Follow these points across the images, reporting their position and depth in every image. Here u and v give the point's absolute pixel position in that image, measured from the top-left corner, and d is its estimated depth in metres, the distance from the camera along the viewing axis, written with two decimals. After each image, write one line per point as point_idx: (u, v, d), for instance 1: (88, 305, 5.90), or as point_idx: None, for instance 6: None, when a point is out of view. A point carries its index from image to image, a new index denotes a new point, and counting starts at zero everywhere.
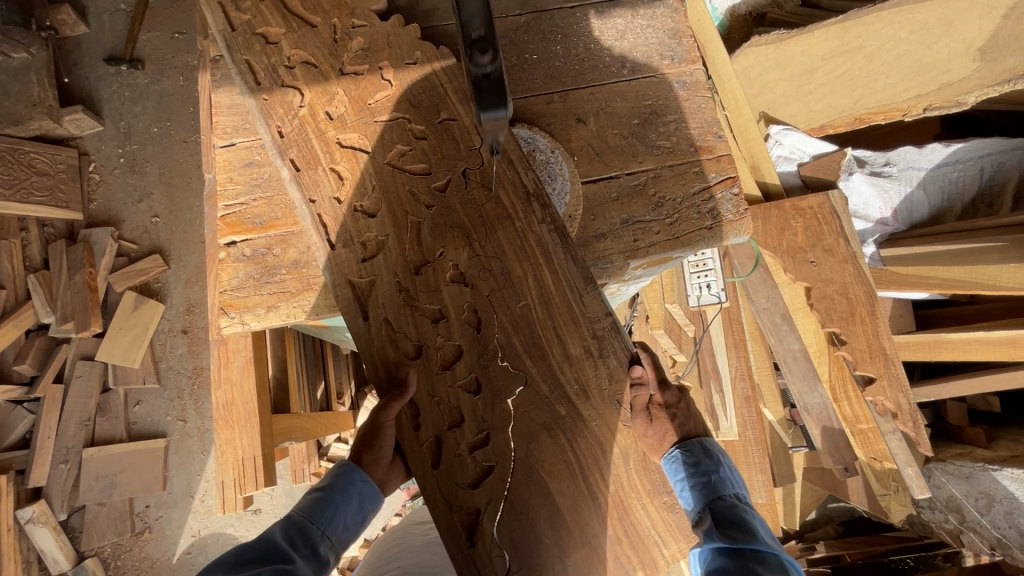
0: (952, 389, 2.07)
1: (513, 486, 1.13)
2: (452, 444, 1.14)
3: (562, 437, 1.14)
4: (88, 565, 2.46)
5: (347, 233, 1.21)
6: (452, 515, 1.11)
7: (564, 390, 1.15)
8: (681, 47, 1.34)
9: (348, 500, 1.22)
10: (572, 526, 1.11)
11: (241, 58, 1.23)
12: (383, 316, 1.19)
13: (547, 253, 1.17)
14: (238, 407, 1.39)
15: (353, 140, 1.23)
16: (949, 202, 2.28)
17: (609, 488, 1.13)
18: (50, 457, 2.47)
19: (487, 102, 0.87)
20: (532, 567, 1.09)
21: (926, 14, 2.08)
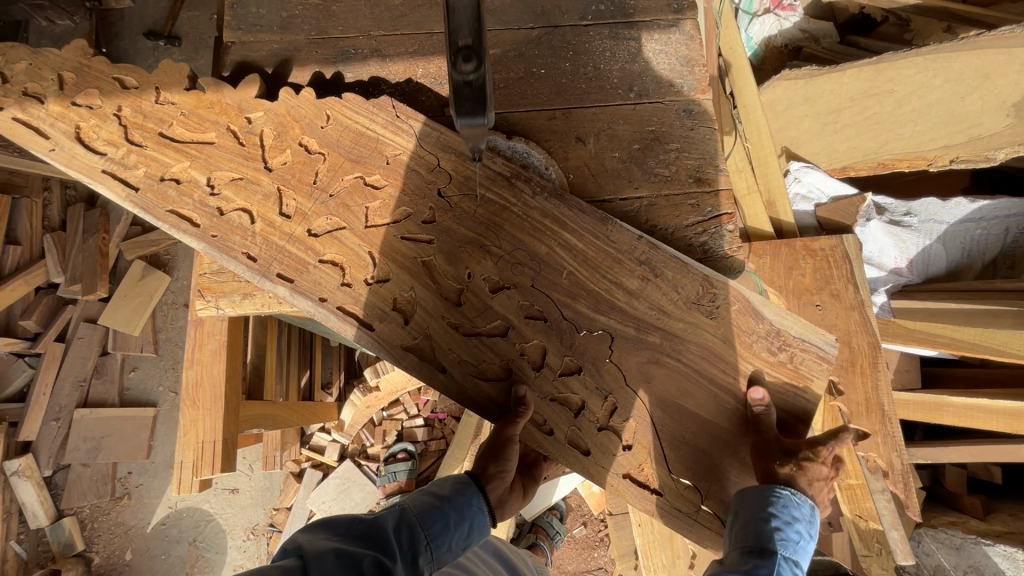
0: (951, 454, 1.99)
1: (659, 425, 1.24)
2: (589, 420, 1.26)
3: (671, 361, 1.24)
4: (66, 524, 2.51)
5: (376, 309, 1.28)
6: (630, 477, 1.26)
7: (646, 322, 1.24)
8: (692, 76, 1.32)
9: (459, 521, 1.16)
10: (724, 434, 1.23)
11: (164, 212, 1.30)
12: (456, 358, 1.27)
13: (558, 219, 1.25)
14: (206, 389, 1.41)
15: (324, 226, 1.30)
16: (968, 259, 2.19)
17: (730, 379, 1.22)
18: (42, 414, 2.52)
19: (466, 108, 0.93)
20: (712, 480, 1.23)
21: (964, 63, 2.06)
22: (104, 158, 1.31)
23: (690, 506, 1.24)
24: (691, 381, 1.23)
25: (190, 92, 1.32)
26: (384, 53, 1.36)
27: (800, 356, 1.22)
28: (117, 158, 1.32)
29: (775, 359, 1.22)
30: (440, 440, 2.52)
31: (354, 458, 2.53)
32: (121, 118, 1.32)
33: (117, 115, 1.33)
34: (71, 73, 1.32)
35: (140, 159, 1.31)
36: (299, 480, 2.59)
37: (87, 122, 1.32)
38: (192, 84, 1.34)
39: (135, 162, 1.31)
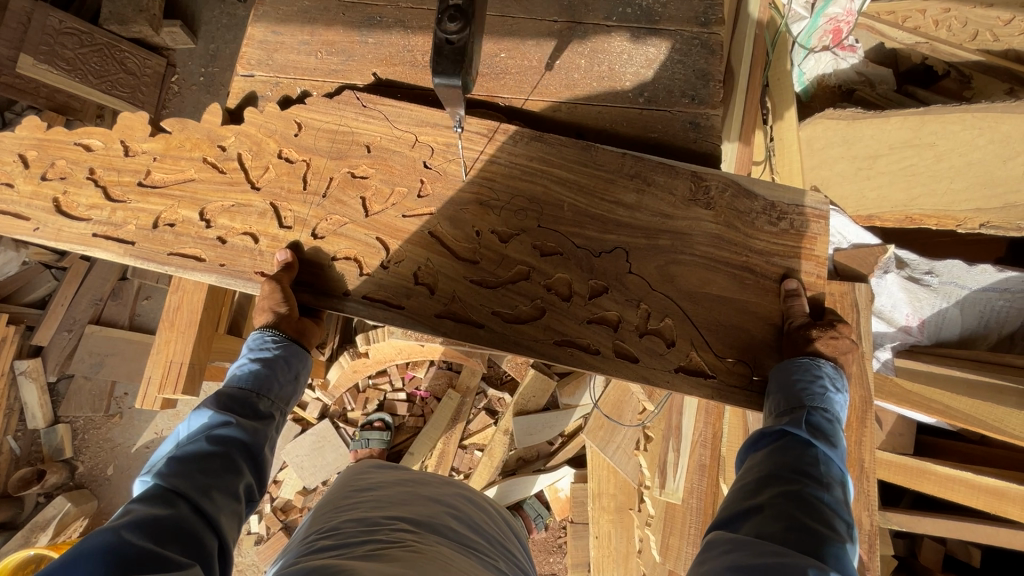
0: (928, 526, 1.91)
1: (691, 316, 1.27)
2: (630, 329, 1.28)
3: (683, 259, 1.28)
4: (59, 429, 2.65)
5: (397, 289, 1.32)
6: (684, 371, 1.26)
7: (650, 228, 1.29)
8: (706, 89, 1.31)
9: (274, 364, 1.31)
10: (748, 312, 1.27)
11: (166, 256, 1.38)
12: (490, 311, 1.30)
13: (544, 158, 1.31)
14: (184, 313, 1.48)
15: (328, 226, 1.37)
16: (985, 329, 2.08)
17: (737, 262, 1.27)
18: (57, 323, 2.69)
19: (443, 66, 0.95)
20: (757, 354, 1.26)
21: (1013, 126, 1.96)
22: (89, 223, 1.41)
23: (746, 381, 1.25)
24: (709, 272, 1.27)
25: (157, 137, 1.42)
26: (407, 24, 1.43)
27: (798, 220, 1.29)
28: (105, 219, 1.41)
29: (778, 229, 1.29)
30: (418, 417, 2.57)
31: (333, 419, 2.57)
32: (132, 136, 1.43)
33: (91, 179, 1.43)
34: (33, 149, 1.44)
35: (127, 215, 1.41)
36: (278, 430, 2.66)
37: (64, 194, 1.43)
38: (156, 130, 1.44)
39: (122, 218, 1.41)
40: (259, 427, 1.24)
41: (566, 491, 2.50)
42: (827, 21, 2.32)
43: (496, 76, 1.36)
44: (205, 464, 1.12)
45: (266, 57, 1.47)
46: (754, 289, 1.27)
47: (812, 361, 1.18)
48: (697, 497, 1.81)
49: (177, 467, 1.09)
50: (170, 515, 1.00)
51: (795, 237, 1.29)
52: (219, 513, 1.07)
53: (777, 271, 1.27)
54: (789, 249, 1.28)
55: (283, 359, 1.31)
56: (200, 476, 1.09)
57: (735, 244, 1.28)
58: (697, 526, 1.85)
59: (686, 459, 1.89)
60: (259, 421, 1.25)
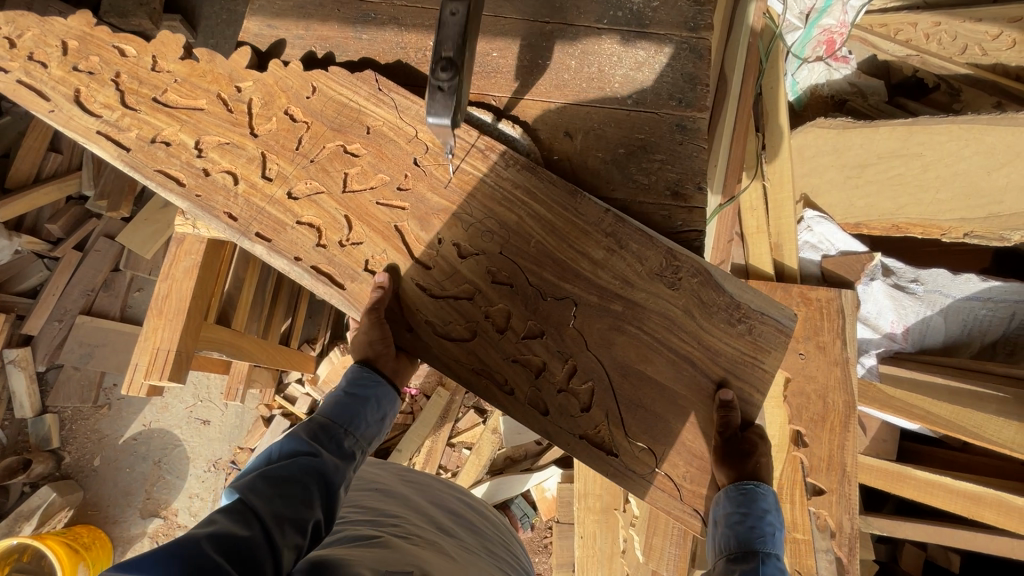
0: (907, 531, 1.93)
1: (616, 387, 1.25)
2: (549, 383, 1.28)
3: (631, 328, 1.25)
4: (47, 419, 2.65)
5: (348, 270, 1.35)
6: (587, 438, 1.27)
7: (609, 290, 1.26)
8: (693, 93, 1.33)
9: (367, 401, 1.30)
10: (680, 399, 1.23)
11: (152, 172, 1.42)
12: (425, 319, 1.32)
13: (529, 190, 1.30)
14: (172, 301, 1.49)
15: (302, 190, 1.39)
16: (967, 337, 2.11)
17: (689, 347, 1.23)
18: (47, 313, 2.67)
19: (433, 108, 0.98)
20: (667, 444, 1.24)
21: (999, 137, 2.00)
22: (100, 121, 1.45)
23: (644, 468, 1.25)
24: (653, 348, 1.24)
25: (184, 61, 1.45)
26: (401, 22, 1.45)
27: (761, 330, 1.23)
28: (111, 121, 1.45)
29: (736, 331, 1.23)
30: (407, 414, 2.59)
31: None
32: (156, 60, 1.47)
33: (114, 81, 1.46)
34: (75, 40, 1.49)
35: (133, 123, 1.44)
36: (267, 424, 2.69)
37: (86, 87, 1.47)
38: (186, 55, 1.47)
39: (128, 125, 1.44)
40: (342, 464, 1.18)
41: (553, 492, 2.50)
42: (822, 31, 2.52)
43: (487, 75, 1.38)
44: (286, 491, 1.04)
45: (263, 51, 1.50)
46: (688, 386, 1.23)
47: (757, 487, 1.16)
48: None
49: (260, 488, 1.02)
50: (245, 540, 0.91)
51: (749, 344, 1.23)
52: (289, 550, 0.96)
53: (716, 376, 1.23)
54: (740, 356, 1.22)
55: (374, 399, 1.31)
56: (280, 502, 1.02)
57: (688, 331, 1.23)
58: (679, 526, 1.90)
59: None
60: (345, 458, 1.20)
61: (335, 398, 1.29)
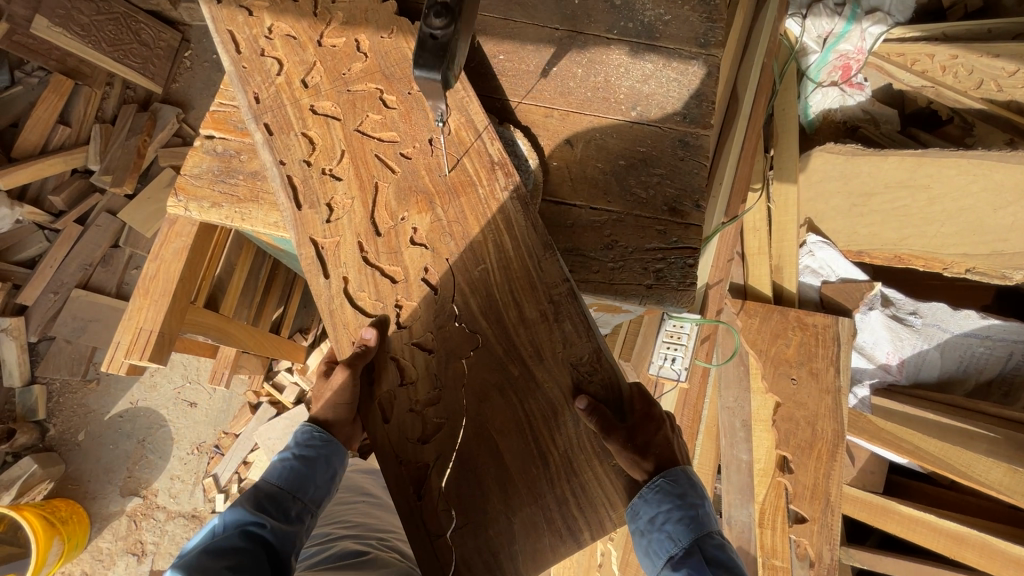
0: (889, 566, 1.90)
1: (463, 443, 1.14)
2: (405, 400, 1.17)
3: (513, 398, 1.14)
4: (35, 390, 2.65)
5: (314, 195, 1.21)
6: (405, 468, 1.13)
7: (518, 351, 1.15)
8: (698, 110, 1.32)
9: (315, 466, 1.26)
10: (517, 485, 1.13)
11: (224, 30, 1.27)
12: (343, 274, 1.20)
13: (508, 219, 1.17)
14: (159, 281, 1.47)
15: (326, 108, 1.24)
16: (963, 374, 2.08)
17: (558, 446, 1.13)
18: (44, 284, 2.68)
19: (424, 60, 0.91)
20: (475, 523, 1.11)
21: (1006, 175, 1.97)
22: None
23: (436, 525, 1.11)
24: (520, 427, 1.14)
25: None
26: None
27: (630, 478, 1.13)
28: None
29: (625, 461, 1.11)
30: None
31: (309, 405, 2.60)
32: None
33: None
34: None
35: None
36: (253, 412, 2.71)
37: None
38: None
39: None
40: (287, 532, 1.20)
41: None
42: (839, 57, 2.51)
43: (492, 77, 1.35)
44: (235, 564, 1.08)
45: None
46: (530, 478, 1.13)
47: (673, 479, 1.13)
48: None
49: (206, 566, 1.06)
50: None
51: (609, 483, 1.13)
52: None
53: (560, 485, 1.13)
54: (601, 491, 1.13)
55: (326, 457, 1.26)
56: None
57: (563, 436, 1.13)
58: None
59: None
60: (290, 524, 1.22)
61: (281, 461, 1.26)
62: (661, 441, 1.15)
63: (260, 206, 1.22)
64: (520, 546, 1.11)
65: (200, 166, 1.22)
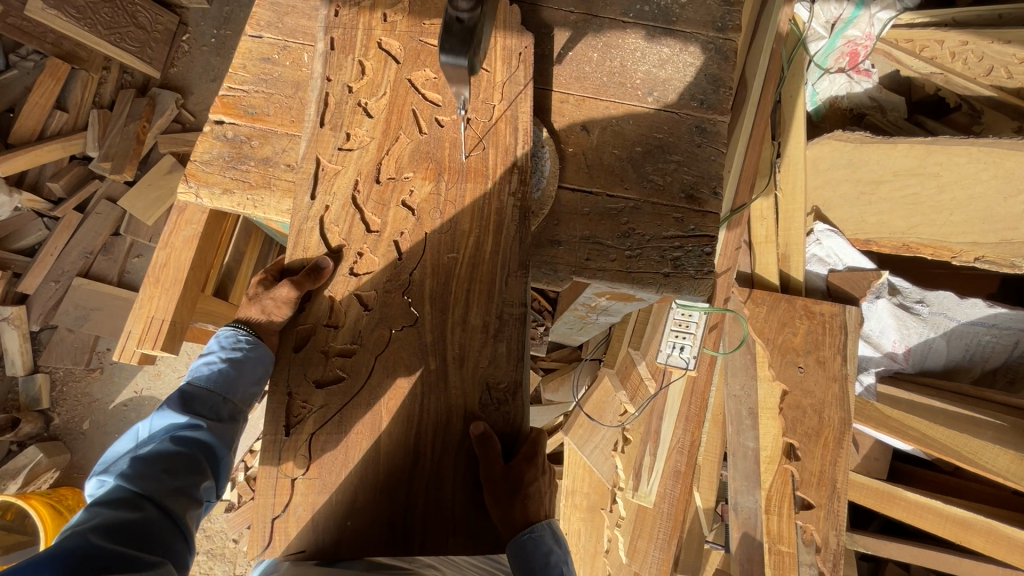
0: (892, 551, 1.93)
1: (352, 403, 1.13)
2: (320, 339, 1.16)
3: (419, 389, 1.14)
4: (38, 379, 2.63)
5: (339, 120, 1.20)
6: (288, 402, 1.13)
7: (444, 348, 1.15)
8: (716, 95, 1.30)
9: (239, 367, 1.18)
10: (378, 470, 1.11)
11: None
12: (327, 202, 1.18)
13: (497, 221, 1.17)
14: (170, 271, 1.46)
15: (391, 47, 1.24)
16: (969, 362, 2.09)
17: (435, 448, 1.12)
18: (45, 272, 2.66)
19: (451, 45, 0.87)
20: (322, 489, 1.10)
21: (1017, 163, 1.97)
22: None
23: (288, 469, 1.10)
24: (410, 417, 1.13)
25: None
26: None
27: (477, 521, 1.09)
28: None
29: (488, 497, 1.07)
30: None
31: None
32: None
33: None
34: None
35: None
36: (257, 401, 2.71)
37: None
38: None
39: None
40: (222, 430, 1.21)
41: None
42: (846, 43, 2.48)
43: None
44: (169, 465, 1.11)
45: (275, 19, 1.28)
46: (394, 468, 1.11)
47: (535, 533, 1.07)
48: (669, 502, 1.94)
49: (139, 470, 1.08)
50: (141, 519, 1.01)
51: (461, 507, 1.09)
52: (186, 514, 1.09)
53: (422, 479, 1.10)
54: (448, 513, 1.09)
55: (251, 361, 1.16)
56: (165, 478, 1.10)
57: (447, 447, 1.12)
58: (665, 529, 1.94)
59: (661, 465, 1.96)
60: (224, 423, 1.22)
61: (208, 363, 1.22)
62: (533, 499, 1.08)
63: (273, 192, 1.19)
64: (349, 520, 1.08)
65: (209, 152, 1.19)
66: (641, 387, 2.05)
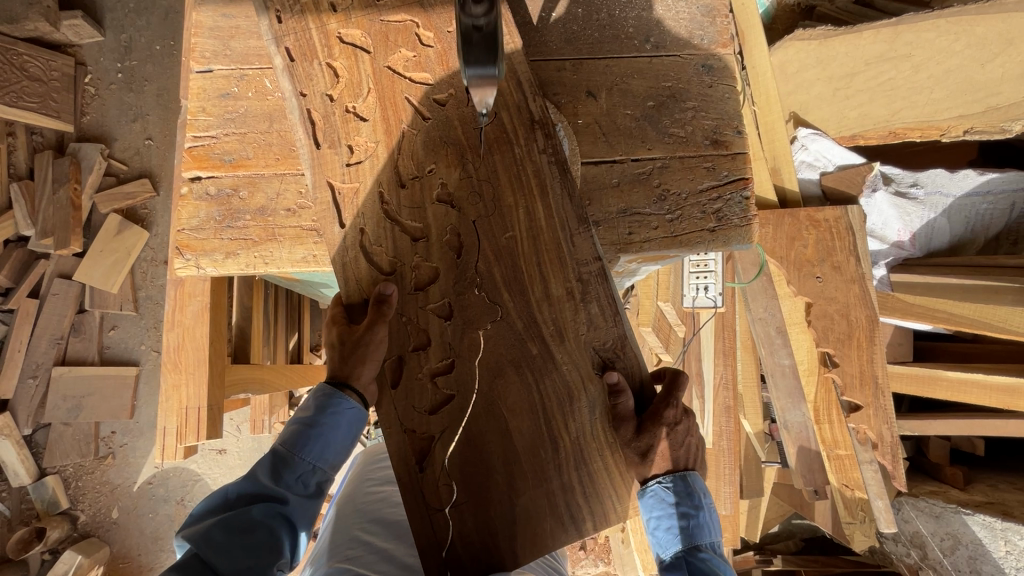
0: (938, 427, 2.05)
1: (472, 417, 1.08)
2: (414, 366, 1.09)
3: (529, 377, 1.09)
4: (49, 481, 2.63)
5: (335, 134, 1.09)
6: (409, 437, 1.08)
7: (539, 328, 1.08)
8: (713, 28, 1.21)
9: (332, 432, 1.14)
10: (525, 469, 1.08)
11: None
12: (360, 226, 1.09)
13: (542, 183, 1.08)
14: (188, 352, 1.36)
15: (355, 37, 1.09)
16: (972, 233, 2.18)
17: (571, 433, 1.09)
18: (19, 371, 2.59)
19: (474, 57, 0.80)
20: (478, 504, 1.07)
21: (987, 27, 1.94)
22: None
23: (436, 502, 1.06)
24: (534, 408, 1.09)
25: None
26: None
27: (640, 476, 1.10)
28: None
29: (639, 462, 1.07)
30: None
31: None
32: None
33: None
34: None
35: None
36: None
37: None
38: None
39: None
40: (307, 501, 1.17)
41: None
42: None
43: None
44: (249, 542, 1.07)
45: (221, 47, 1.14)
46: (538, 461, 1.09)
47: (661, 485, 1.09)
48: (727, 438, 1.97)
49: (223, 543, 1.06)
50: None
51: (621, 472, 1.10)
52: None
53: (572, 465, 1.09)
54: (613, 477, 1.10)
55: (349, 425, 1.14)
56: (241, 555, 1.06)
57: (579, 421, 1.09)
58: (728, 465, 1.99)
59: (710, 404, 1.99)
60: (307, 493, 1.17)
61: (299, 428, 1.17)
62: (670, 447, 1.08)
63: (281, 242, 1.13)
64: (519, 525, 1.07)
65: (196, 216, 1.11)
66: (672, 333, 2.04)
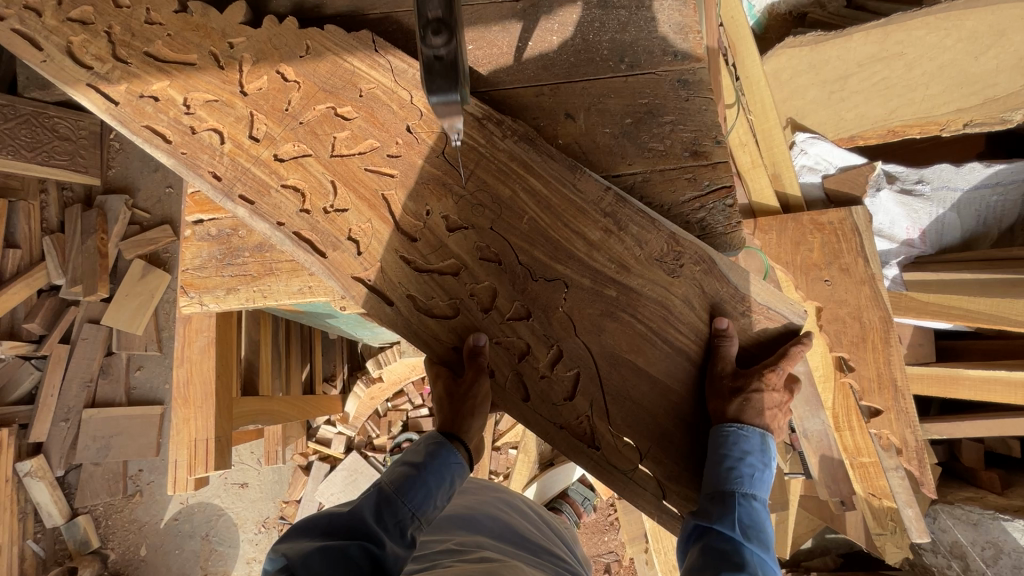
0: (966, 429, 1.97)
1: (602, 380, 1.14)
2: (531, 371, 1.16)
3: (624, 316, 1.14)
4: (81, 522, 2.74)
5: (331, 237, 1.19)
6: (568, 429, 1.15)
7: (604, 274, 1.14)
8: (686, 43, 1.22)
9: (439, 479, 1.12)
10: (670, 393, 1.14)
11: (140, 124, 1.23)
12: (405, 294, 1.18)
13: (525, 162, 1.16)
14: (196, 387, 1.41)
15: (289, 151, 1.22)
16: (984, 227, 2.12)
17: (689, 344, 1.14)
18: (52, 415, 2.71)
19: (437, 85, 0.84)
20: (660, 443, 1.13)
21: (977, 21, 1.92)
22: None
23: (626, 463, 1.14)
24: (643, 338, 1.14)
25: None
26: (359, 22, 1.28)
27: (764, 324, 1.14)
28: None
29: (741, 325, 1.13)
30: None
31: (360, 450, 2.71)
32: (109, 31, 1.24)
33: None
34: None
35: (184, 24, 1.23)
36: (307, 472, 2.85)
37: None
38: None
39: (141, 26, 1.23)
40: (400, 556, 1.01)
41: None
42: None
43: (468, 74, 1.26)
44: None
45: (218, 101, 1.23)
46: (676, 378, 1.14)
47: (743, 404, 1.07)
48: None
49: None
50: None
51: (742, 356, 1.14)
52: None
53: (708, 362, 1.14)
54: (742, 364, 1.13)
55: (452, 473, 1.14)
56: None
57: (684, 328, 1.14)
58: None
59: None
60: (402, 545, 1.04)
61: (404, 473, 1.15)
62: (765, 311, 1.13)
63: (278, 276, 1.26)
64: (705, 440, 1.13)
65: (199, 255, 1.25)
66: None
